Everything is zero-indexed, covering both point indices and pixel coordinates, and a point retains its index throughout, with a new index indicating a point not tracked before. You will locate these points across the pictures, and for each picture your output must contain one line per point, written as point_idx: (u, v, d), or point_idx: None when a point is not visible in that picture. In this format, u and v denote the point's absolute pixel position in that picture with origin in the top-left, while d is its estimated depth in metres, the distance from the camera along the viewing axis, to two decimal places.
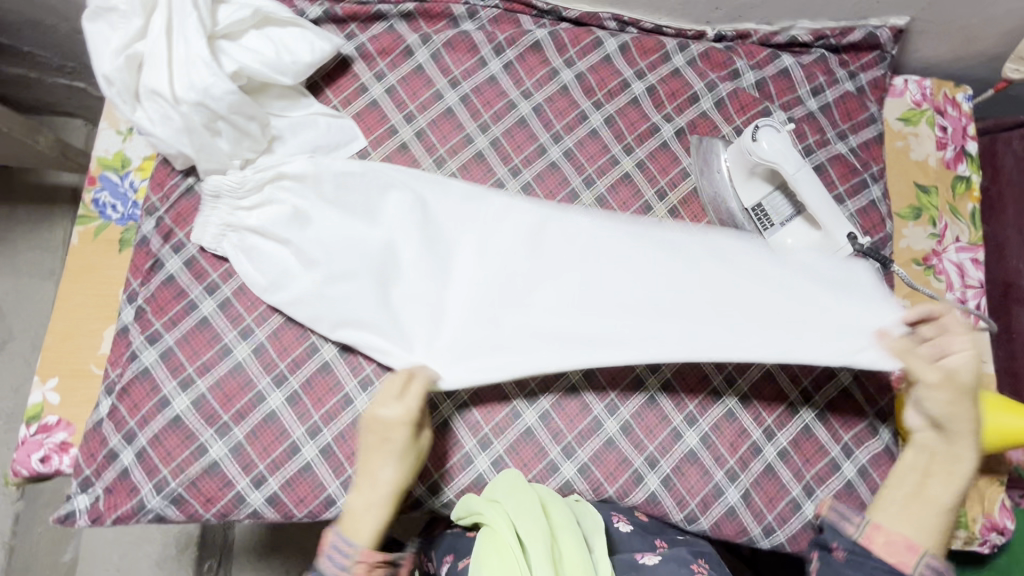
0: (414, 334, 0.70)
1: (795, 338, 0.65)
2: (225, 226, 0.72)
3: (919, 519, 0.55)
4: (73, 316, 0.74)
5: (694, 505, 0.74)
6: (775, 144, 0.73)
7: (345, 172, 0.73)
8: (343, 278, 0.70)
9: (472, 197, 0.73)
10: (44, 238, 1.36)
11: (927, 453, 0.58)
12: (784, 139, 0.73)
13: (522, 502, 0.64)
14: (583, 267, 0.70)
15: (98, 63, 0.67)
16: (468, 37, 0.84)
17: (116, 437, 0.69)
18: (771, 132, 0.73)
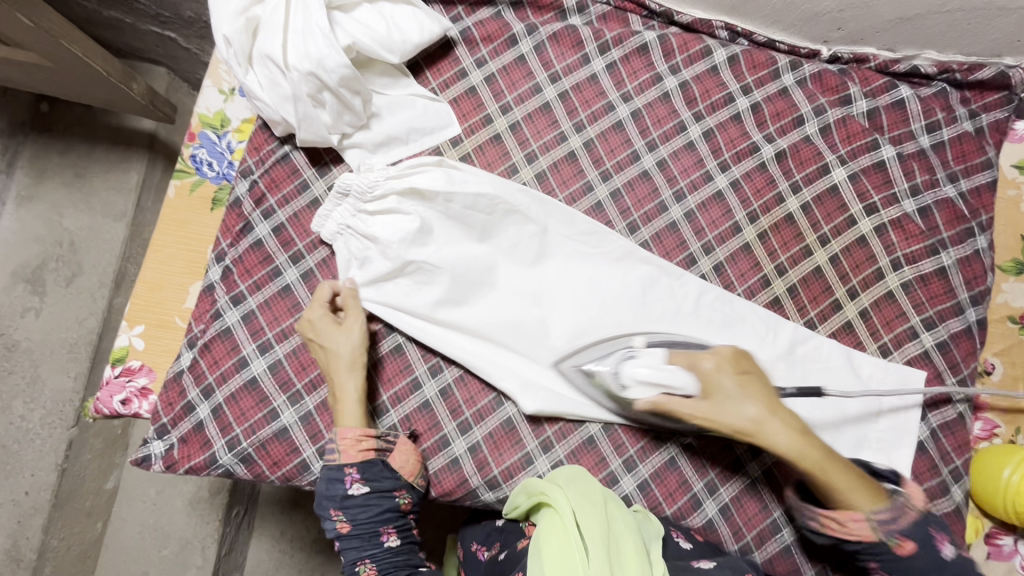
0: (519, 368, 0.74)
1: (844, 414, 0.76)
2: (345, 218, 0.72)
3: (849, 495, 0.62)
4: (162, 268, 0.77)
5: (750, 537, 0.74)
6: (650, 374, 0.69)
7: (482, 194, 0.74)
8: (465, 301, 0.74)
9: (598, 240, 0.78)
10: (119, 179, 1.40)
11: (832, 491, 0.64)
12: (647, 357, 0.70)
13: (583, 493, 0.63)
14: (682, 326, 0.77)
15: (217, 23, 0.67)
16: (575, 31, 0.82)
17: (194, 391, 0.71)
18: (631, 363, 0.70)
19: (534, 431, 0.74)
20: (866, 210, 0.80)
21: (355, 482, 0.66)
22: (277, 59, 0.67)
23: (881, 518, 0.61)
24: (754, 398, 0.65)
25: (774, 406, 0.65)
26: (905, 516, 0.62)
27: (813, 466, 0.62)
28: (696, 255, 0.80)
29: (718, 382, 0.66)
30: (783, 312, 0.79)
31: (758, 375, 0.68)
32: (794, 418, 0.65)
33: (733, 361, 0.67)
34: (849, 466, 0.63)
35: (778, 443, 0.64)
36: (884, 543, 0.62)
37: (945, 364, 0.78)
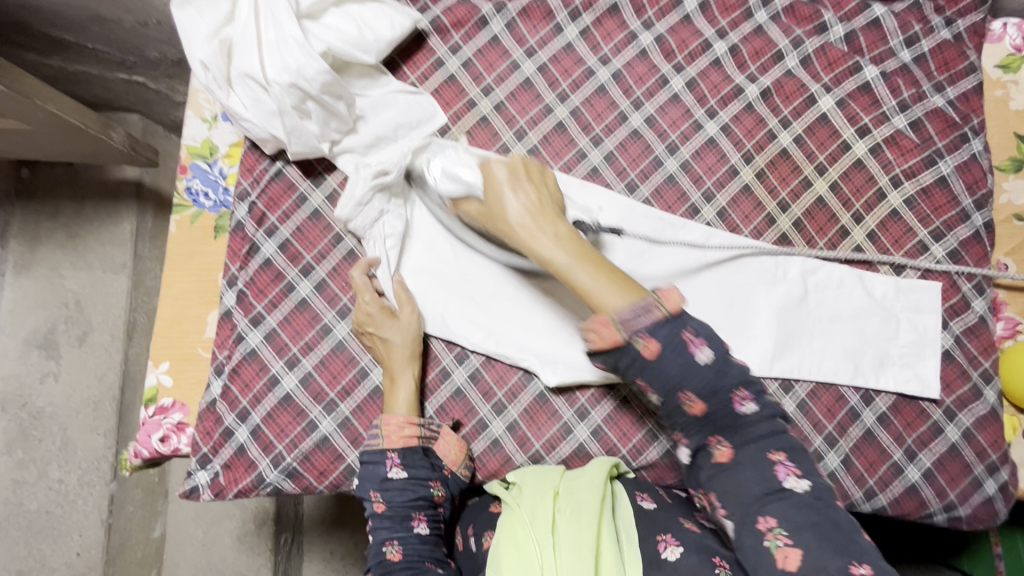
0: (529, 335, 0.75)
1: (868, 334, 0.77)
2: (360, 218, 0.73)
3: (606, 287, 0.54)
4: (177, 303, 0.77)
5: (831, 427, 0.75)
6: (450, 166, 0.69)
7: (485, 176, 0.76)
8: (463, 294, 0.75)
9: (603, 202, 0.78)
10: (113, 231, 1.39)
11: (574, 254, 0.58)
12: (459, 166, 0.69)
13: (579, 505, 0.63)
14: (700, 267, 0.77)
15: (190, 50, 0.67)
16: (543, 3, 0.82)
17: (230, 416, 0.72)
18: (444, 164, 0.70)
19: (569, 404, 0.74)
20: (858, 132, 0.81)
21: (394, 466, 0.66)
22: (258, 77, 0.67)
23: (625, 316, 0.52)
24: (529, 197, 0.62)
25: (536, 204, 0.62)
26: (650, 313, 0.51)
27: (562, 265, 0.57)
28: (698, 205, 0.80)
29: (492, 175, 0.65)
30: (792, 247, 0.80)
31: (543, 182, 0.65)
32: (555, 223, 0.60)
33: (514, 167, 0.65)
34: (600, 268, 0.56)
35: (539, 241, 0.60)
36: (632, 349, 0.52)
37: (959, 272, 0.78)
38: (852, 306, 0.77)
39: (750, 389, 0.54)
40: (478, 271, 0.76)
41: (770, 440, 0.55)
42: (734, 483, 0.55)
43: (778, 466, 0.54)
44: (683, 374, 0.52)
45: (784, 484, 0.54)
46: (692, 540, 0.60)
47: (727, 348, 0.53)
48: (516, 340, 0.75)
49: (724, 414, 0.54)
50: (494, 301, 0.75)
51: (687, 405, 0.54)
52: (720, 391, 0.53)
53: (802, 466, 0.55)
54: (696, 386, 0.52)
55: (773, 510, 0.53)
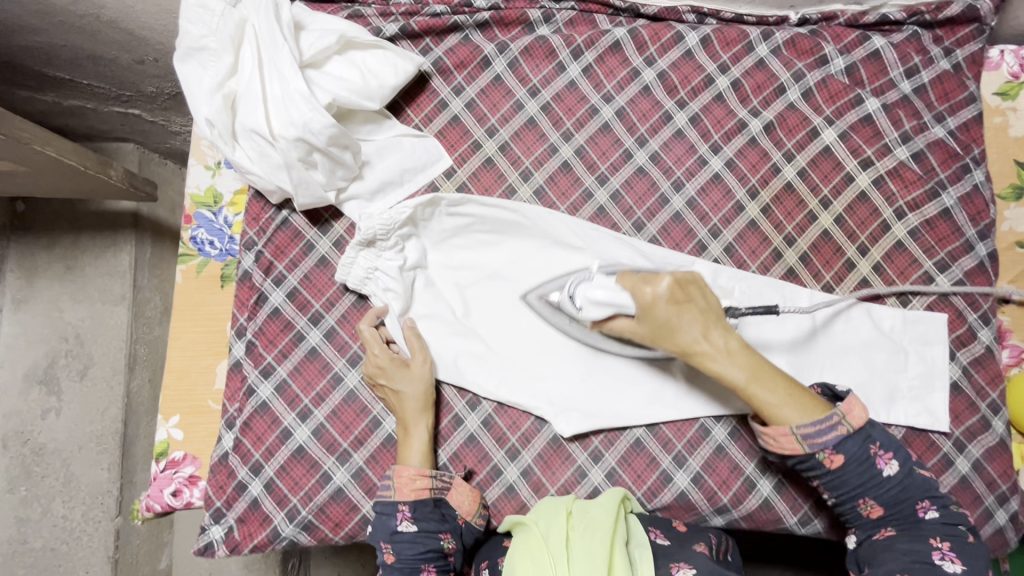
0: (544, 384, 0.75)
1: (877, 368, 0.77)
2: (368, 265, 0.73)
3: (792, 407, 0.61)
4: (185, 354, 0.76)
5: None
6: (592, 291, 0.66)
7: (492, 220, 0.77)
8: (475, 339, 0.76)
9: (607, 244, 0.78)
10: (111, 263, 1.38)
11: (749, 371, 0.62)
12: (598, 284, 0.66)
13: (592, 521, 0.64)
14: None
15: (196, 106, 0.67)
16: (545, 42, 0.81)
17: (243, 470, 0.71)
18: (586, 287, 0.67)
19: (582, 447, 0.74)
20: (861, 164, 0.81)
21: (404, 519, 0.66)
22: (263, 131, 0.66)
23: (813, 433, 0.61)
24: (697, 318, 0.64)
25: (704, 324, 0.64)
26: (836, 430, 0.61)
27: (741, 384, 0.62)
28: (705, 241, 0.80)
29: (652, 300, 0.64)
30: (800, 281, 0.80)
31: (700, 295, 0.65)
32: (722, 336, 0.63)
33: (673, 286, 0.64)
34: (781, 383, 0.62)
35: (718, 362, 0.63)
36: (815, 459, 0.62)
37: (964, 303, 0.79)
38: (860, 340, 0.78)
39: (932, 500, 0.61)
40: (488, 316, 0.76)
41: (935, 526, 0.60)
42: (883, 553, 0.60)
43: (937, 549, 0.58)
44: (866, 486, 0.61)
45: (936, 561, 0.57)
46: (703, 563, 0.61)
47: (912, 462, 0.62)
48: (529, 388, 0.75)
49: (902, 516, 0.61)
50: (507, 350, 0.75)
51: (866, 509, 0.62)
52: (903, 500, 0.61)
53: (963, 556, 0.57)
54: (877, 495, 0.61)
55: (917, 573, 0.57)
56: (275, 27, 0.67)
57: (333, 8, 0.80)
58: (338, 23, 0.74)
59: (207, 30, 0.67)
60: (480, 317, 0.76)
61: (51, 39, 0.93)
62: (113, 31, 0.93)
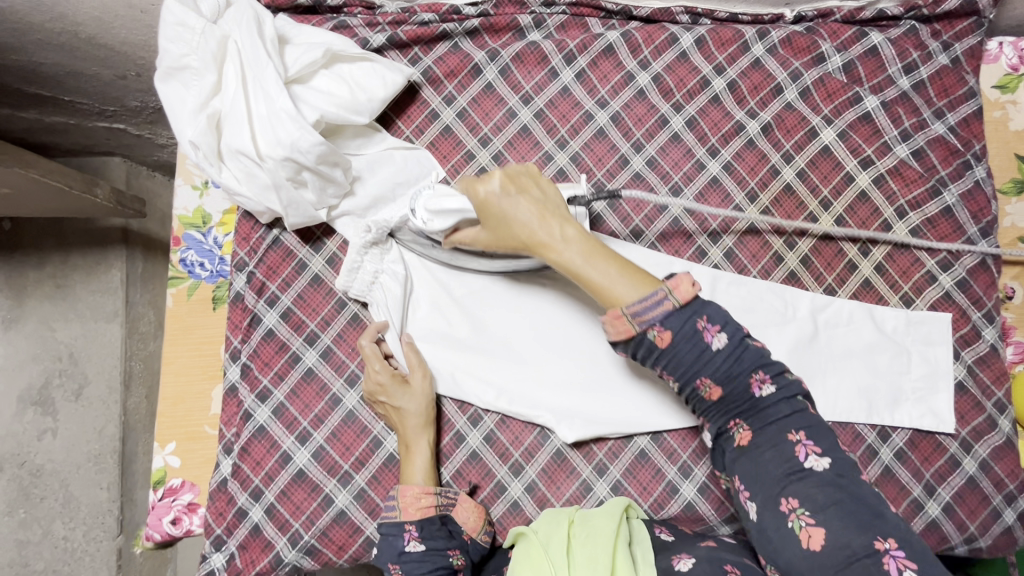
0: (546, 394, 0.74)
1: (881, 370, 0.77)
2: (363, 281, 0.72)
3: (623, 284, 0.55)
4: (179, 380, 0.75)
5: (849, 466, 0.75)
6: (434, 202, 0.66)
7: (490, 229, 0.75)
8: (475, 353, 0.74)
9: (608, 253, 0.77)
10: (102, 280, 1.35)
11: (583, 256, 0.57)
12: (445, 194, 0.66)
13: (591, 528, 0.64)
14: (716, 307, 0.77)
15: (180, 128, 0.65)
16: (537, 48, 0.80)
17: (243, 496, 0.70)
18: (427, 197, 0.67)
19: (587, 460, 0.73)
20: (861, 164, 0.80)
21: (412, 539, 0.63)
22: (251, 152, 0.65)
23: (640, 309, 0.53)
24: (530, 205, 0.60)
25: (538, 212, 0.60)
26: (659, 305, 0.53)
27: (575, 268, 0.57)
28: (705, 246, 0.79)
29: (483, 195, 0.61)
30: (801, 285, 0.79)
31: (535, 186, 0.61)
32: (553, 225, 0.59)
33: (504, 180, 0.61)
34: (612, 263, 0.57)
35: (552, 250, 0.59)
36: (647, 340, 0.54)
37: (968, 302, 0.78)
38: (864, 341, 0.77)
39: (767, 370, 0.54)
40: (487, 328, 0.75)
41: (779, 406, 0.53)
42: (757, 466, 0.53)
43: (798, 444, 0.52)
44: (697, 363, 0.53)
45: (805, 462, 0.52)
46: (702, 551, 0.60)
47: (744, 335, 0.54)
48: (531, 398, 0.74)
49: (742, 397, 0.54)
50: (507, 360, 0.74)
51: (706, 391, 0.55)
52: (738, 376, 0.53)
53: (823, 444, 0.52)
54: (712, 372, 0.53)
55: (798, 493, 0.51)
56: (259, 44, 0.65)
57: (318, 19, 0.77)
58: (324, 37, 0.72)
59: (189, 49, 0.65)
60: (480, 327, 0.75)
61: (29, 58, 0.91)
62: (94, 48, 0.90)
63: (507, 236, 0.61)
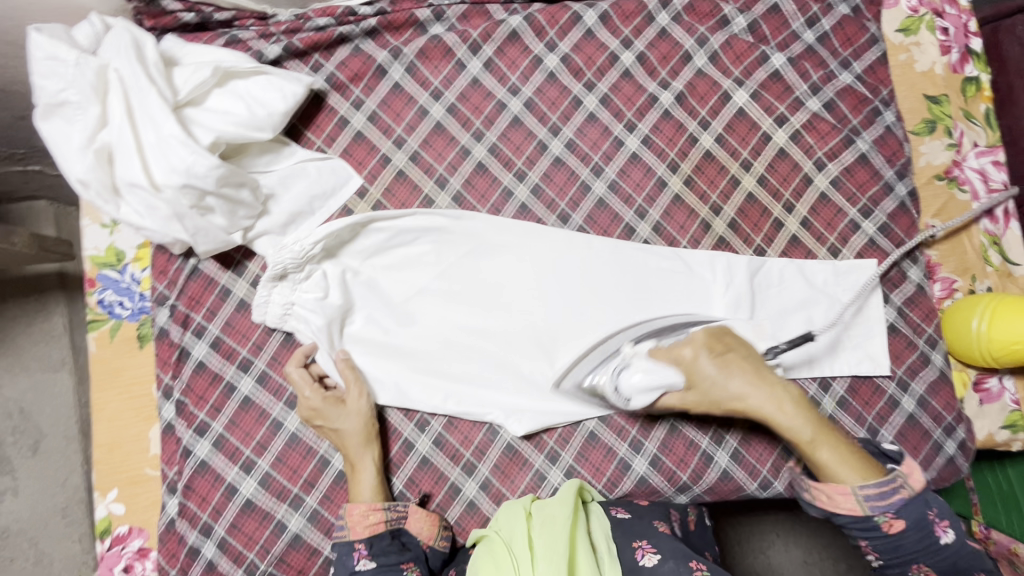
0: (492, 389, 0.74)
1: (815, 323, 0.78)
2: (286, 300, 0.70)
3: (849, 468, 0.60)
4: (113, 425, 0.73)
5: None
6: (636, 377, 0.68)
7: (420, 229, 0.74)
8: (414, 358, 0.74)
9: (537, 241, 0.76)
10: (44, 328, 1.28)
11: (812, 433, 0.62)
12: (641, 366, 0.68)
13: (550, 519, 0.63)
14: (651, 280, 0.77)
15: (68, 166, 0.63)
16: (440, 41, 0.78)
17: (193, 534, 0.69)
18: (626, 374, 0.69)
19: (538, 450, 0.73)
20: (776, 122, 0.81)
21: (362, 558, 0.64)
22: (145, 184, 0.62)
23: (875, 497, 0.58)
24: (740, 374, 0.65)
25: (760, 379, 0.65)
26: (900, 495, 0.58)
27: (802, 441, 0.62)
28: (633, 223, 0.79)
29: (696, 361, 0.66)
30: (731, 249, 0.79)
31: (746, 352, 0.66)
32: (773, 391, 0.64)
33: (710, 342, 0.66)
34: (843, 444, 0.61)
35: (777, 419, 0.63)
36: (872, 521, 0.58)
37: (891, 245, 0.80)
38: (798, 297, 0.78)
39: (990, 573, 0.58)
40: (424, 332, 0.74)
41: None
42: None
43: None
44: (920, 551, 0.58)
45: None
46: (669, 547, 0.62)
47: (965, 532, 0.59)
48: (476, 396, 0.73)
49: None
50: (447, 363, 0.74)
51: None
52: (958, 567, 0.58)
53: None
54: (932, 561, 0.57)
55: None
56: (140, 70, 0.63)
57: (209, 36, 0.75)
58: (213, 55, 0.69)
59: (65, 82, 0.62)
60: (415, 332, 0.74)
61: None
62: None
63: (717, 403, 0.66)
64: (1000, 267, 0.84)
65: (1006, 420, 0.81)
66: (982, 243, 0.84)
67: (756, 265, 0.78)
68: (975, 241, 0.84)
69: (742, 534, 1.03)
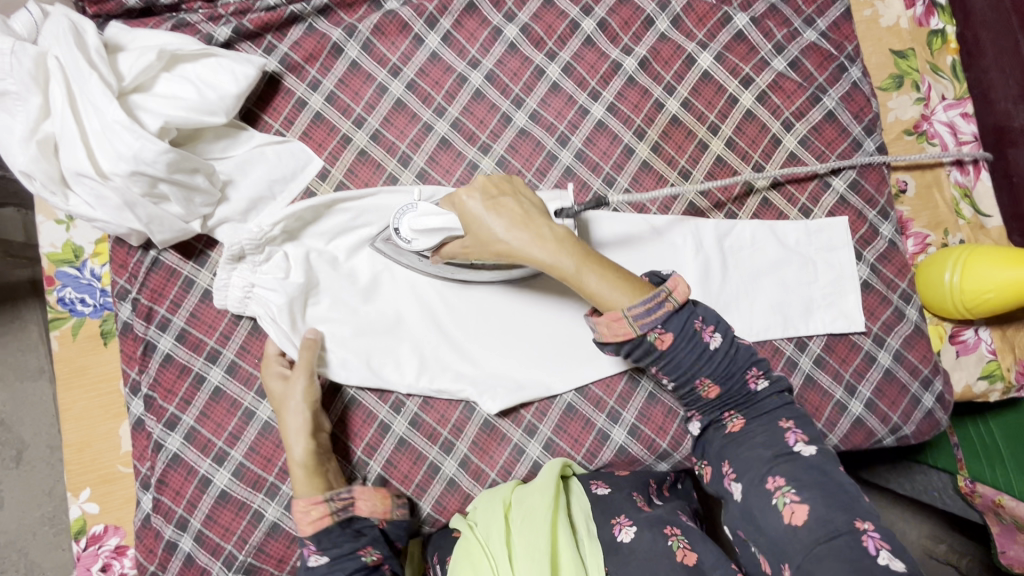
0: (463, 363, 0.73)
1: (788, 284, 0.77)
2: (246, 278, 0.69)
3: (612, 289, 0.56)
4: (82, 424, 0.72)
5: None
6: (417, 221, 0.64)
7: (385, 206, 0.73)
8: (382, 335, 0.72)
9: None
10: (20, 337, 1.18)
11: (577, 260, 0.57)
12: (425, 211, 0.64)
13: (529, 510, 0.63)
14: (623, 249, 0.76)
15: (12, 159, 0.61)
16: (395, 16, 0.76)
17: (169, 528, 0.68)
18: (409, 216, 0.65)
19: (516, 425, 0.73)
20: (742, 83, 0.80)
21: (313, 553, 0.62)
22: (92, 172, 0.61)
23: (640, 312, 0.54)
24: (508, 217, 0.59)
25: (523, 217, 0.60)
26: (664, 309, 0.54)
27: (566, 272, 0.57)
28: (602, 192, 0.78)
29: (468, 209, 0.60)
30: (702, 214, 0.79)
31: (518, 194, 0.62)
32: (539, 227, 0.59)
33: (486, 192, 0.61)
34: (604, 268, 0.57)
35: (542, 255, 0.58)
36: (646, 341, 0.55)
37: (862, 202, 0.79)
38: (771, 259, 0.78)
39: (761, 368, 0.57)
40: (394, 310, 0.73)
41: None
42: None
43: None
44: None
45: None
46: (643, 517, 0.62)
47: None
48: (451, 375, 0.72)
49: None
50: (417, 338, 0.73)
51: None
52: None
53: None
54: None
55: None
56: (80, 55, 0.61)
57: (155, 21, 0.73)
58: (160, 39, 0.67)
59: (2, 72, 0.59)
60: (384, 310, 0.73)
61: None
62: None
63: (492, 250, 0.61)
64: (971, 219, 0.84)
65: (983, 371, 0.82)
66: (953, 197, 0.84)
67: (728, 229, 0.77)
68: (947, 195, 0.84)
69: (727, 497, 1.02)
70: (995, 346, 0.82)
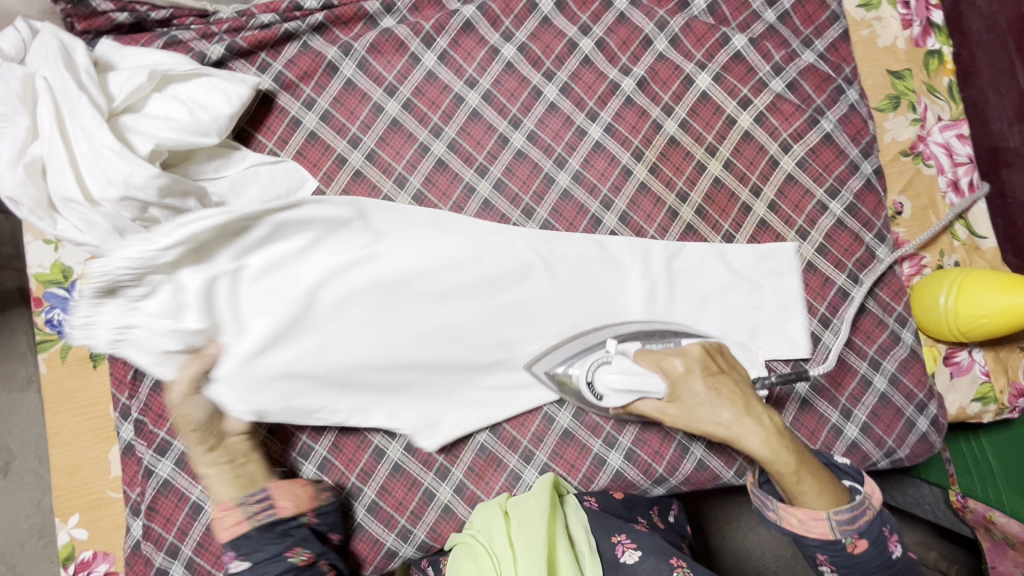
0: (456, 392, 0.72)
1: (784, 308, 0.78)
2: (173, 305, 0.60)
3: (823, 491, 0.60)
4: (70, 449, 0.70)
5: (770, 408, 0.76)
6: (615, 379, 0.67)
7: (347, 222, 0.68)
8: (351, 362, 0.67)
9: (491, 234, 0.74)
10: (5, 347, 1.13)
11: (795, 454, 0.61)
12: (625, 365, 0.68)
13: (528, 514, 0.64)
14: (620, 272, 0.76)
15: None
16: (391, 35, 0.75)
17: (159, 556, 0.67)
18: (603, 369, 0.68)
19: (511, 449, 0.73)
20: (740, 104, 0.79)
21: (233, 560, 0.60)
22: (80, 198, 0.59)
23: (842, 517, 0.58)
24: (725, 401, 0.65)
25: (742, 395, 0.65)
26: (865, 514, 0.59)
27: (783, 467, 0.60)
28: (599, 214, 0.77)
29: (686, 385, 0.66)
30: (699, 237, 0.79)
31: (732, 375, 0.67)
32: (761, 416, 0.64)
33: (703, 361, 0.67)
34: (820, 471, 0.61)
35: (757, 447, 0.62)
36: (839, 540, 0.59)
37: (859, 226, 0.79)
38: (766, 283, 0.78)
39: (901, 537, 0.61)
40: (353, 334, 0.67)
41: None
42: None
43: None
44: None
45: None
46: (647, 541, 0.63)
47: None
48: (447, 399, 0.72)
49: None
50: (391, 365, 0.69)
51: None
52: None
53: None
54: None
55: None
56: (69, 77, 0.60)
57: (146, 38, 0.72)
58: (151, 58, 0.66)
59: None
60: (323, 340, 0.66)
61: None
62: None
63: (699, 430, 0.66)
64: (966, 241, 0.84)
65: (976, 393, 0.82)
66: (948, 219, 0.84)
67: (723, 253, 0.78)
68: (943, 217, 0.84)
69: (720, 508, 1.03)
70: (988, 368, 0.82)
